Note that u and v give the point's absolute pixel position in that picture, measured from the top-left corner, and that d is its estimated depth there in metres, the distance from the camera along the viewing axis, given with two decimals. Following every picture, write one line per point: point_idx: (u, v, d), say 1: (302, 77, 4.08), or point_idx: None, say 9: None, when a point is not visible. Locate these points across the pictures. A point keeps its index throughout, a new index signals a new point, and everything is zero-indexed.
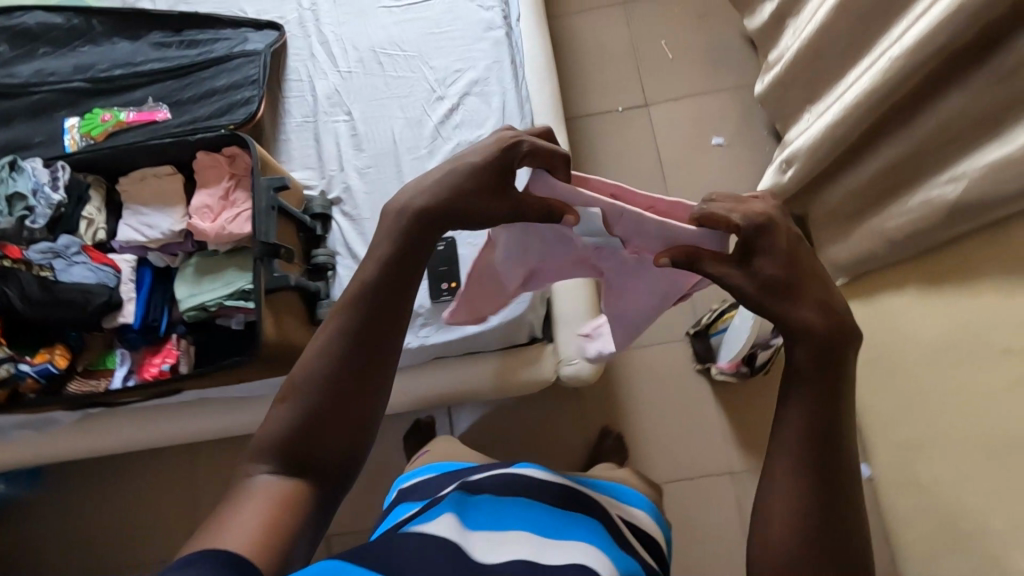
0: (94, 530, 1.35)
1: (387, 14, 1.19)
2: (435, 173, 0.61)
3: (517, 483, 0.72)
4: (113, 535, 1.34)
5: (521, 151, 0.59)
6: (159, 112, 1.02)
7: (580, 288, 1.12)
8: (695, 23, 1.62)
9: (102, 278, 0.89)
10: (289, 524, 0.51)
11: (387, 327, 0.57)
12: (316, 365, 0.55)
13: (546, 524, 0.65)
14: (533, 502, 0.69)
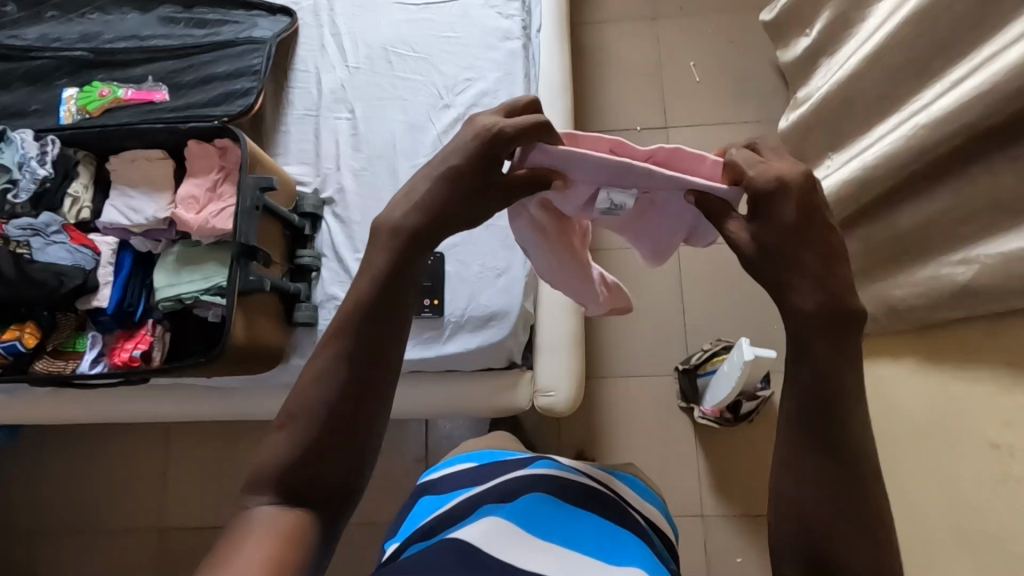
0: (65, 492, 1.37)
1: (403, 11, 1.15)
2: (405, 214, 0.58)
3: (540, 480, 0.69)
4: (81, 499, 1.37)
5: (506, 136, 0.56)
6: (158, 92, 1.00)
7: (566, 319, 1.09)
8: (727, 48, 1.57)
9: (79, 260, 0.88)
10: (302, 551, 0.52)
11: (380, 353, 0.58)
12: (317, 402, 0.56)
13: (571, 536, 0.63)
14: (556, 501, 0.66)
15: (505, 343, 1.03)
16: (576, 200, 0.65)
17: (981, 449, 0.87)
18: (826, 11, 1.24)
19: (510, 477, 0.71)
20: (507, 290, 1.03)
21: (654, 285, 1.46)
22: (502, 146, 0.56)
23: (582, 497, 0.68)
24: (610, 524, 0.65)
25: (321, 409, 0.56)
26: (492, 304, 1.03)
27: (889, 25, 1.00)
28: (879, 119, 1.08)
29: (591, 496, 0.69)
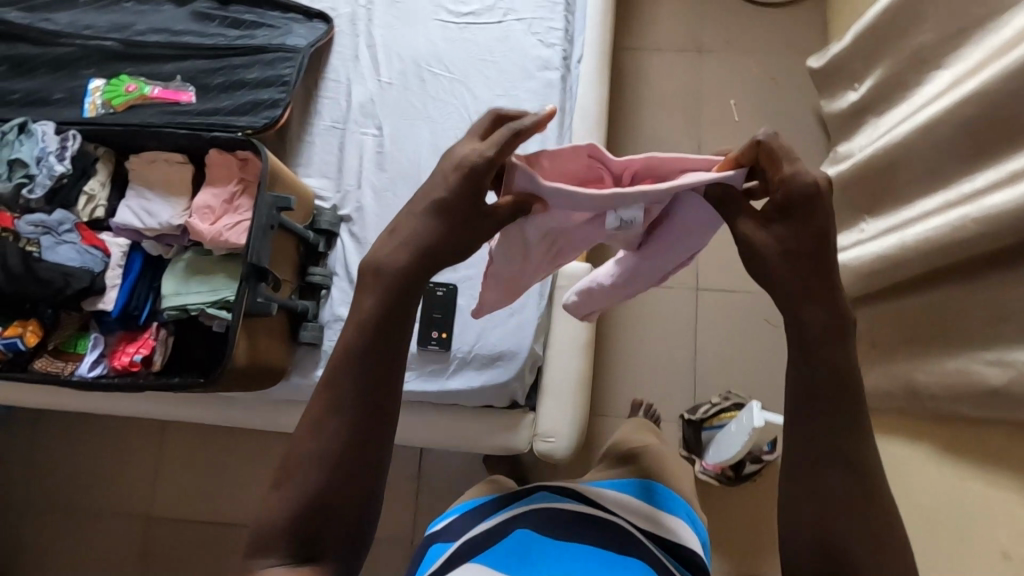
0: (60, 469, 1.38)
1: (441, 28, 1.12)
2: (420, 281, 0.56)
3: (541, 516, 0.67)
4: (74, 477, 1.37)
5: (483, 168, 0.53)
6: (184, 93, 0.97)
7: (575, 363, 1.06)
8: (771, 89, 1.52)
9: (87, 262, 0.87)
10: None
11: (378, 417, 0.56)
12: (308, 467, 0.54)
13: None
14: (563, 538, 0.64)
15: (510, 384, 1.00)
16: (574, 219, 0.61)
17: (992, 559, 0.83)
18: (877, 70, 1.20)
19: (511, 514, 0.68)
20: (517, 331, 1.01)
21: (668, 326, 1.43)
22: (483, 176, 0.53)
23: (591, 528, 0.65)
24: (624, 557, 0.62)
25: (310, 475, 0.54)
26: (501, 343, 1.00)
27: (943, 100, 0.96)
28: (921, 194, 1.04)
29: (603, 525, 0.66)
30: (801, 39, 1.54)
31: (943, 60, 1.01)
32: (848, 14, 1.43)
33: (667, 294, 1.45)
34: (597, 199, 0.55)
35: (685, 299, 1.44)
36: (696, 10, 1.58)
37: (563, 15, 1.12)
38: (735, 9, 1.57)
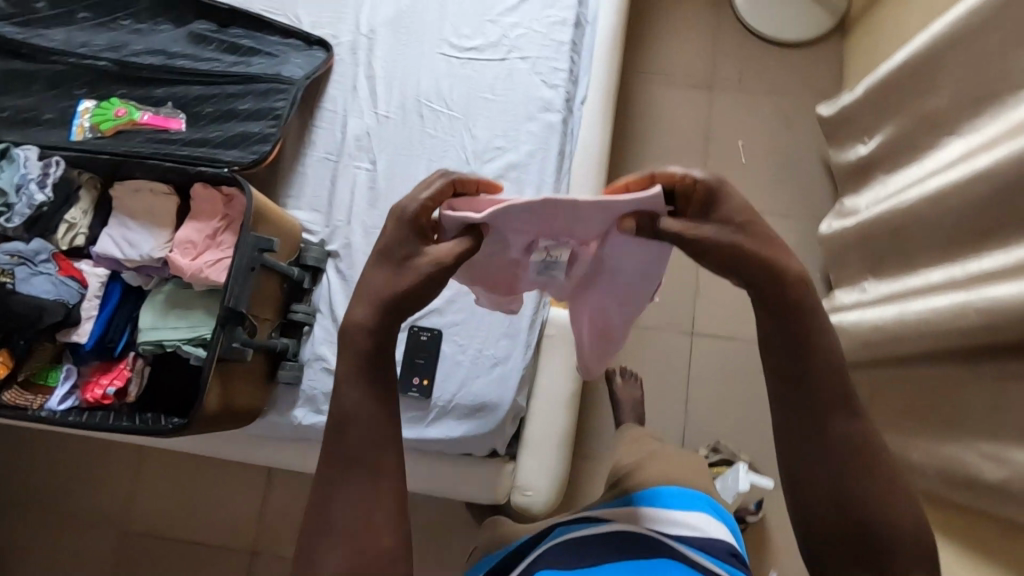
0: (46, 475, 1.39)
1: (443, 63, 1.09)
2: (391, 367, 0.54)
3: (560, 547, 0.60)
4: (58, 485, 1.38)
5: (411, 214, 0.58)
6: (174, 121, 0.96)
7: (559, 415, 1.04)
8: (780, 132, 1.50)
9: (63, 294, 0.85)
10: None
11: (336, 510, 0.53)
12: None
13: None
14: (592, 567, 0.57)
15: (490, 436, 0.98)
16: (513, 246, 0.68)
17: None
18: (886, 127, 1.16)
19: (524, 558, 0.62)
20: (501, 382, 0.98)
21: (661, 369, 1.40)
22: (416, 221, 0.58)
23: (611, 544, 0.60)
24: (648, 560, 0.58)
25: None
26: (484, 394, 0.98)
27: (953, 172, 0.92)
28: (925, 264, 1.00)
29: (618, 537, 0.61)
30: (815, 83, 1.51)
31: (955, 128, 0.98)
32: (864, 62, 1.39)
33: (661, 336, 1.42)
34: (527, 209, 0.61)
35: (680, 342, 1.41)
36: (710, 46, 1.55)
37: (569, 55, 1.09)
38: (749, 48, 1.54)
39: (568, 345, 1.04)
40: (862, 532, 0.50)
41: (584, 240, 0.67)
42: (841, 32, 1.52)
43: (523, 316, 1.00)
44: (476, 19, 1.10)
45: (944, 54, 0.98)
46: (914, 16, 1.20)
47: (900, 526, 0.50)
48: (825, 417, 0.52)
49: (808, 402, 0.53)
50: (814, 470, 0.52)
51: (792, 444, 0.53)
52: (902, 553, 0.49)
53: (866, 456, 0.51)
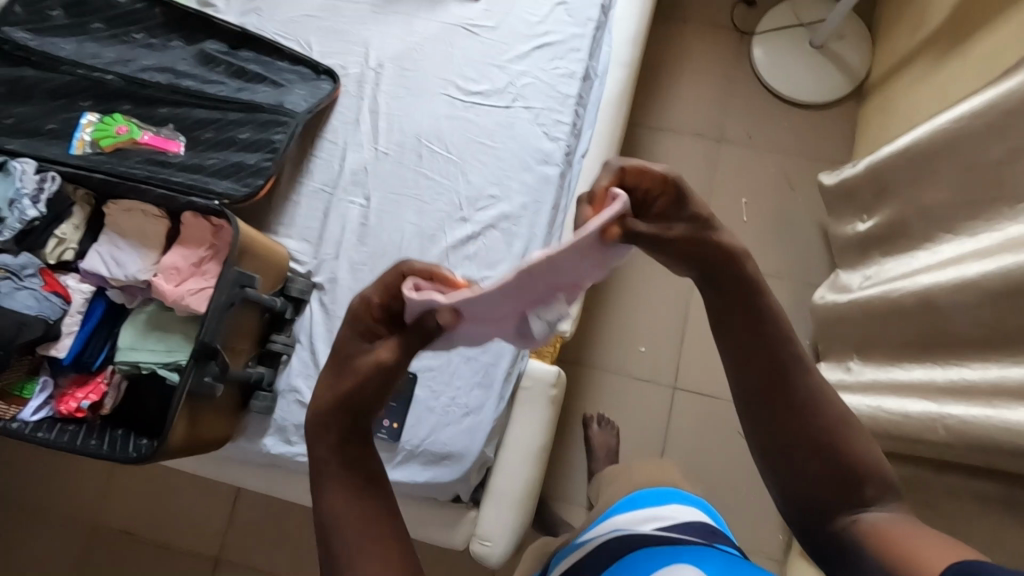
0: (35, 460, 1.44)
1: (447, 104, 1.09)
2: None
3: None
4: (51, 471, 1.44)
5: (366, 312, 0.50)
6: (173, 143, 0.98)
7: (526, 469, 1.04)
8: (786, 193, 1.49)
9: (44, 310, 0.86)
10: None
11: None
12: None
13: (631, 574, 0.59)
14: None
15: (454, 484, 0.98)
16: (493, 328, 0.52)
17: None
18: (885, 208, 1.15)
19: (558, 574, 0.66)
20: (469, 433, 0.99)
21: (640, 421, 1.40)
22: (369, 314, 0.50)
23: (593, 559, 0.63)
24: (650, 548, 0.62)
25: None
26: (451, 443, 0.98)
27: (941, 273, 0.92)
28: (906, 358, 1.00)
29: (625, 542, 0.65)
30: (826, 147, 1.50)
31: (952, 227, 0.97)
32: (874, 134, 1.37)
33: (643, 388, 1.41)
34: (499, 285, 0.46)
35: (661, 396, 1.41)
36: (723, 100, 1.54)
37: (573, 109, 1.09)
38: (762, 104, 1.53)
39: (542, 399, 1.05)
40: (837, 472, 0.49)
41: (573, 283, 0.50)
42: (858, 98, 1.50)
43: (498, 367, 1.01)
44: (484, 63, 1.10)
45: (944, 150, 0.97)
46: (927, 99, 1.19)
47: (868, 462, 0.49)
48: (781, 377, 0.51)
49: (764, 360, 0.51)
50: (785, 425, 0.51)
51: (749, 399, 0.52)
52: (871, 491, 0.49)
53: (827, 402, 0.50)
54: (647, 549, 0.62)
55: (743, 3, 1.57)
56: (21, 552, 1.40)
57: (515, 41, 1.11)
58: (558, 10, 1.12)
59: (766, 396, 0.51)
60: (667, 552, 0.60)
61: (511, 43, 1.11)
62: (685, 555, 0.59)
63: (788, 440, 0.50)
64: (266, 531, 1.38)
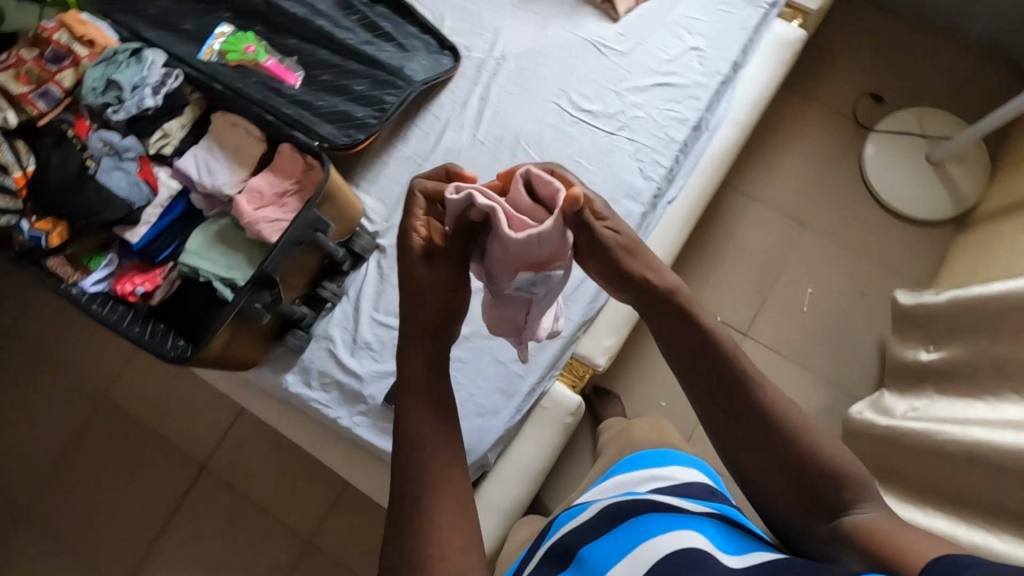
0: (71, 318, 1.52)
1: (555, 114, 1.09)
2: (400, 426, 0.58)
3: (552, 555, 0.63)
4: (82, 333, 1.51)
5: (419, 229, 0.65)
6: (292, 75, 1.01)
7: (521, 484, 1.04)
8: (856, 296, 1.45)
9: (132, 196, 0.91)
10: None
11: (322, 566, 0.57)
12: None
13: (615, 553, 0.59)
14: (593, 541, 0.61)
15: None
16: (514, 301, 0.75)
17: None
18: (954, 346, 1.11)
19: (543, 554, 0.65)
20: (478, 433, 0.99)
21: None
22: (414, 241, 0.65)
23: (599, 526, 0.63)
24: (638, 517, 0.62)
25: None
26: None
27: (997, 432, 0.88)
28: (933, 501, 0.97)
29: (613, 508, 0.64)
30: (911, 264, 1.45)
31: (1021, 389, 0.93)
32: (964, 262, 1.32)
33: None
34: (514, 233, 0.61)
35: None
36: (820, 185, 1.51)
37: (674, 155, 1.08)
38: (857, 201, 1.49)
39: (556, 423, 1.05)
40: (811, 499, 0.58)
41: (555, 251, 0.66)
42: (959, 225, 1.45)
43: (524, 382, 1.01)
44: (602, 85, 1.10)
45: None
46: None
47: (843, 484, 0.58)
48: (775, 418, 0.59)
49: None
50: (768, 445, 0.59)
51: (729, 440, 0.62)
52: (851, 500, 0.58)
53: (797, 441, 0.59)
54: (634, 517, 0.62)
55: (869, 96, 1.53)
56: (40, 397, 1.49)
57: (638, 72, 1.10)
58: (690, 54, 1.11)
59: (712, 412, 0.62)
60: (654, 524, 0.60)
61: (634, 73, 1.11)
62: (672, 527, 0.59)
63: (733, 451, 0.61)
64: (257, 458, 1.42)
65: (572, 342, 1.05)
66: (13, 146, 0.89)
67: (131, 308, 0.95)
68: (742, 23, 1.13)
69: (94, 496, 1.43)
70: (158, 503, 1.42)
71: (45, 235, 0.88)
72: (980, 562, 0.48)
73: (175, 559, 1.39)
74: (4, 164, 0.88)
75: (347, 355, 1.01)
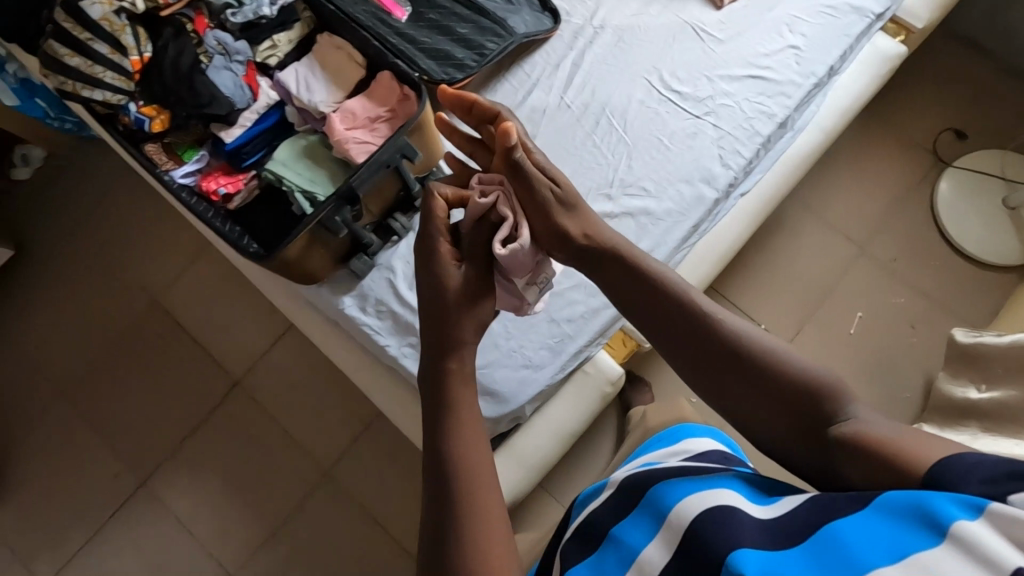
0: (132, 217, 1.57)
1: (644, 90, 1.10)
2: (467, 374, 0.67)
3: (579, 537, 0.64)
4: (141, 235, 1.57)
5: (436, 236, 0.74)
6: (399, 10, 1.03)
7: (550, 442, 1.06)
8: (905, 327, 1.43)
9: (235, 96, 0.95)
10: None
11: None
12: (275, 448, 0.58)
13: (644, 525, 0.59)
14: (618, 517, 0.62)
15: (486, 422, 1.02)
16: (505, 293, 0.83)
17: None
18: (1011, 387, 1.09)
19: (570, 534, 0.66)
20: (520, 383, 1.01)
21: None
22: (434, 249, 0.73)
23: (622, 500, 0.64)
24: (660, 483, 0.62)
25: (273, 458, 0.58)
26: (501, 383, 1.01)
27: None
28: None
29: (626, 482, 0.66)
30: (969, 305, 1.42)
31: None
32: None
33: None
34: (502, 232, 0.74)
35: None
36: (886, 211, 1.49)
37: (756, 147, 1.08)
38: (922, 232, 1.47)
39: (596, 389, 1.06)
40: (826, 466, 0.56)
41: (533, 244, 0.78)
42: None
43: (574, 343, 1.02)
44: (695, 69, 1.10)
45: None
46: None
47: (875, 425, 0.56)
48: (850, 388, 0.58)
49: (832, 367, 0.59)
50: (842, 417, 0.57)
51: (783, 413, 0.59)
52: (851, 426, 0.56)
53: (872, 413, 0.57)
54: (655, 484, 0.62)
55: (952, 131, 1.51)
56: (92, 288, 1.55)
57: (733, 62, 1.11)
58: (787, 52, 1.11)
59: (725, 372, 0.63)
60: (681, 487, 0.60)
61: (729, 61, 1.11)
62: (698, 487, 0.59)
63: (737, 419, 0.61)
64: (290, 383, 1.46)
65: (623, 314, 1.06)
66: (134, 30, 0.90)
67: (212, 205, 0.98)
68: (844, 29, 1.12)
69: (131, 392, 1.49)
70: (188, 408, 1.47)
71: (150, 120, 0.93)
72: (981, 460, 0.46)
73: (197, 463, 1.44)
74: (123, 46, 0.89)
75: (405, 287, 1.03)
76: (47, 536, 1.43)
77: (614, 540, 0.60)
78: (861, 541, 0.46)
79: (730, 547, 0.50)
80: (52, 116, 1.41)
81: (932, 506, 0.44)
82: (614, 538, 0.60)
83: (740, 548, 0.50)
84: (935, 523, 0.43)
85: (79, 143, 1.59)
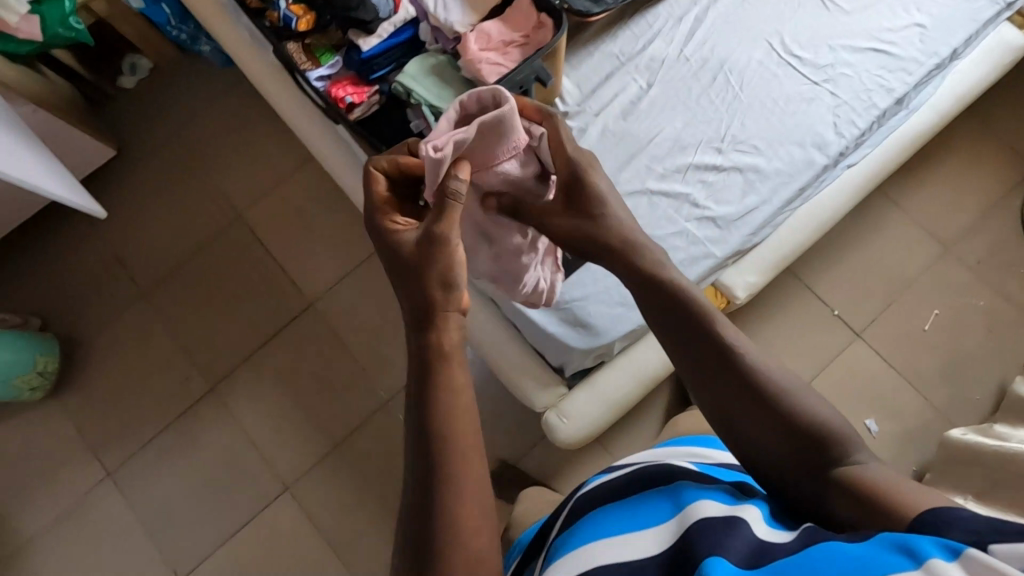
0: (228, 135, 1.62)
1: (764, 52, 1.11)
2: None
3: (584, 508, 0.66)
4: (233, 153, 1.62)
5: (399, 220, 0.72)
6: None
7: (630, 383, 1.09)
8: (981, 331, 1.41)
9: (380, 5, 0.99)
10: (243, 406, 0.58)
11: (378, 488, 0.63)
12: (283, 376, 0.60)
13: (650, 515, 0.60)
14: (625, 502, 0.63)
15: (574, 353, 1.04)
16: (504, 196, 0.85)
17: None
18: None
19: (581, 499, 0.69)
20: (614, 320, 1.04)
21: None
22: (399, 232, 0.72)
23: (637, 485, 0.65)
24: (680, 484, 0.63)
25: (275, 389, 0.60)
26: (595, 318, 1.04)
27: None
28: None
29: (635, 474, 0.67)
30: None
31: None
32: None
33: None
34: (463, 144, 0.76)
35: None
36: (974, 215, 1.48)
37: (871, 120, 1.09)
38: (1009, 240, 1.46)
39: None
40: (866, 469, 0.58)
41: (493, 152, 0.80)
42: None
43: None
44: (817, 36, 1.11)
45: None
46: None
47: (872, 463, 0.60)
48: None
49: None
50: None
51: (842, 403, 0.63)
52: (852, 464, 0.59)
53: None
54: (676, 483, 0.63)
55: None
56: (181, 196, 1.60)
57: (857, 33, 1.11)
58: (912, 29, 1.11)
59: None
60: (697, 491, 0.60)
61: (852, 32, 1.11)
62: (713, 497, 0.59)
63: (742, 431, 0.63)
64: (362, 311, 1.50)
65: (719, 267, 1.08)
66: None
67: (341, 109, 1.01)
68: (973, 14, 1.12)
69: (207, 300, 1.54)
70: (261, 322, 1.52)
71: (298, 18, 0.99)
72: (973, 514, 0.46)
73: (265, 375, 1.49)
74: None
75: None
76: (113, 427, 1.48)
77: (607, 522, 0.61)
78: (835, 562, 0.46)
79: (704, 555, 0.51)
80: (172, 24, 1.47)
81: (913, 544, 0.45)
82: (609, 520, 0.62)
83: (714, 557, 0.50)
84: (912, 559, 0.44)
85: (188, 58, 1.65)
